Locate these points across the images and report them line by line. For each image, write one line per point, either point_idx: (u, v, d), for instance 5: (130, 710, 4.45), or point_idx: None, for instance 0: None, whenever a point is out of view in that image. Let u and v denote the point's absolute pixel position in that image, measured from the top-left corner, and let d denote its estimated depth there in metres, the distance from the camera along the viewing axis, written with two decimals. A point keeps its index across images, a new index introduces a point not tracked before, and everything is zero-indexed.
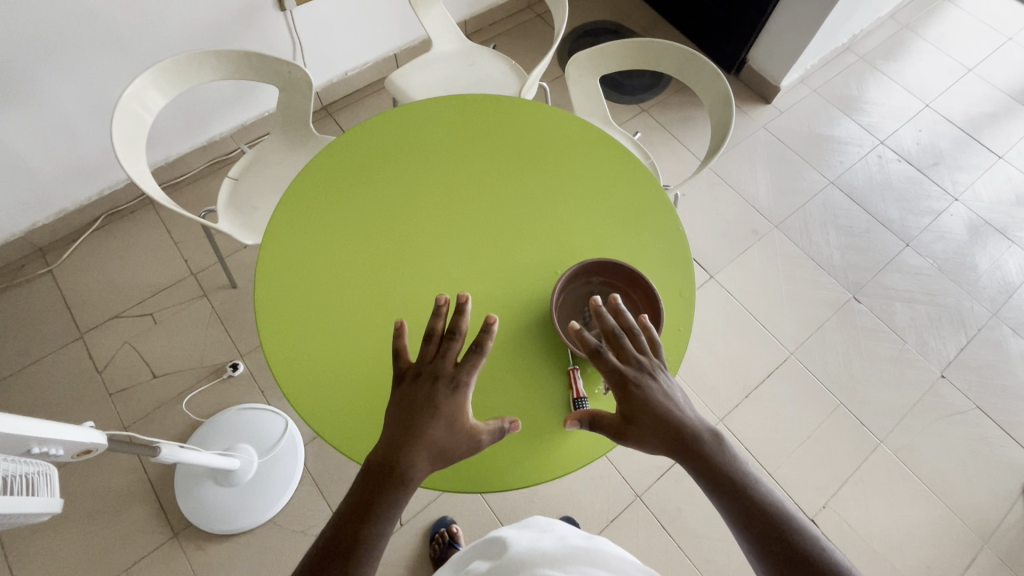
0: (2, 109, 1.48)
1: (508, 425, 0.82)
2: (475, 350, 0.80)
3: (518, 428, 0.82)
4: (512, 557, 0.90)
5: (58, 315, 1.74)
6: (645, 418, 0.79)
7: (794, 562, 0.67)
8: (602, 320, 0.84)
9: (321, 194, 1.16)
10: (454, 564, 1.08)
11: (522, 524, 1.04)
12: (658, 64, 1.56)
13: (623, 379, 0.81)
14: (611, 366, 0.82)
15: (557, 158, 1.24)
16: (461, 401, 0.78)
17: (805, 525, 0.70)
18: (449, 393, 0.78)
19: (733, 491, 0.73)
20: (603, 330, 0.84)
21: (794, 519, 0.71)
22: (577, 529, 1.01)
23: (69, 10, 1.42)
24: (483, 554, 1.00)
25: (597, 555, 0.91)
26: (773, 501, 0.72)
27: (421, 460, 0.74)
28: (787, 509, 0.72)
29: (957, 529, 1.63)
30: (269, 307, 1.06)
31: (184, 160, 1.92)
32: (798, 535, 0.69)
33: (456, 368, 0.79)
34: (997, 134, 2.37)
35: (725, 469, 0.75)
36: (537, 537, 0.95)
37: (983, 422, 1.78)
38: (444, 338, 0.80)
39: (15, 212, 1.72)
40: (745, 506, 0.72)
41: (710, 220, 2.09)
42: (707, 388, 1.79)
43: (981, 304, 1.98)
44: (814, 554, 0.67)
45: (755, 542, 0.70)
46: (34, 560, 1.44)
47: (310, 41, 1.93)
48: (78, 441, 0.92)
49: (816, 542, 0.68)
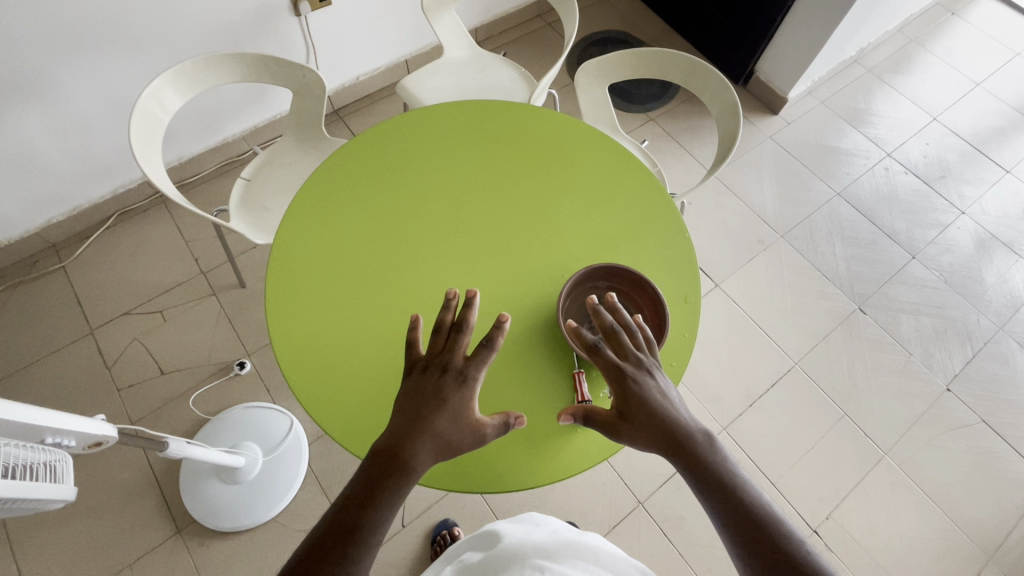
0: (25, 106, 1.52)
1: (513, 420, 0.82)
2: (484, 343, 0.81)
3: (523, 423, 0.82)
4: (503, 548, 0.91)
5: (68, 310, 1.77)
6: (641, 415, 0.79)
7: (781, 565, 0.67)
8: (601, 317, 0.86)
9: (334, 191, 1.18)
10: (448, 556, 1.09)
11: (517, 519, 1.05)
12: (666, 74, 1.57)
13: (620, 376, 0.82)
14: (609, 363, 0.83)
15: (566, 164, 1.25)
16: (468, 395, 0.78)
17: (793, 529, 0.70)
18: (456, 386, 0.78)
19: (723, 493, 0.74)
20: (601, 327, 0.86)
21: (781, 522, 0.72)
22: (572, 527, 1.02)
23: (88, 10, 1.45)
24: (476, 546, 1.01)
25: (588, 549, 0.91)
26: (761, 503, 0.73)
27: (424, 451, 0.75)
28: (775, 512, 0.72)
29: (961, 543, 1.62)
30: (279, 302, 1.08)
31: (197, 160, 1.95)
32: (785, 539, 0.70)
33: (465, 361, 0.80)
34: (1004, 148, 2.37)
35: (716, 471, 0.76)
36: (530, 531, 0.96)
37: (988, 436, 1.77)
38: (453, 331, 0.82)
39: (32, 208, 1.75)
40: (735, 508, 0.72)
41: (716, 229, 2.10)
42: (711, 397, 1.79)
43: (987, 318, 1.98)
44: (800, 558, 0.68)
45: (743, 545, 0.70)
46: (39, 553, 1.45)
47: (324, 45, 1.96)
48: (90, 432, 0.94)
49: (803, 547, 0.69)
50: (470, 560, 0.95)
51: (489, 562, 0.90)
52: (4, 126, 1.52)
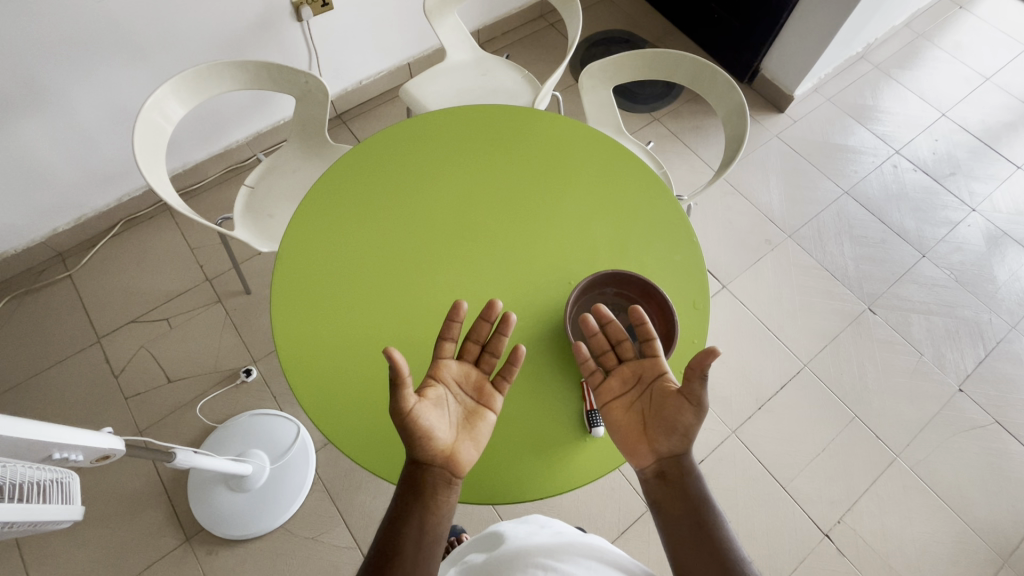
0: (26, 114, 1.51)
1: (395, 366, 0.76)
2: (475, 337, 0.92)
3: (395, 360, 0.75)
4: (508, 549, 0.89)
5: (76, 319, 1.77)
6: (680, 414, 0.83)
7: (730, 568, 0.73)
8: (647, 325, 0.91)
9: (341, 196, 1.18)
10: (453, 558, 1.08)
11: (521, 519, 1.04)
12: (672, 74, 1.55)
13: (659, 376, 0.88)
14: (657, 361, 0.90)
15: (573, 171, 1.24)
16: (430, 380, 0.87)
17: (737, 545, 0.76)
18: (440, 384, 0.87)
19: (689, 509, 0.79)
20: (644, 335, 0.91)
21: (730, 537, 0.77)
22: (576, 530, 1.00)
23: (90, 19, 1.44)
24: (480, 547, 1.00)
25: (594, 548, 0.88)
26: (718, 520, 0.78)
27: (419, 461, 0.80)
28: (727, 528, 0.78)
29: (977, 547, 1.60)
30: (286, 307, 1.07)
31: (201, 167, 1.95)
32: (731, 551, 0.75)
33: (460, 362, 0.92)
34: (1015, 144, 2.34)
35: (693, 502, 0.80)
36: (533, 533, 0.94)
37: (1001, 437, 1.75)
38: (481, 357, 0.92)
39: (37, 217, 1.76)
40: (692, 518, 0.78)
41: (723, 229, 2.08)
42: (720, 400, 1.77)
43: (1000, 317, 1.95)
44: (739, 565, 0.74)
45: (698, 556, 0.75)
46: (49, 562, 1.45)
47: (326, 50, 1.95)
48: (97, 445, 0.93)
49: (745, 563, 0.74)
50: (474, 562, 0.94)
51: (492, 564, 0.88)
52: (7, 135, 1.52)
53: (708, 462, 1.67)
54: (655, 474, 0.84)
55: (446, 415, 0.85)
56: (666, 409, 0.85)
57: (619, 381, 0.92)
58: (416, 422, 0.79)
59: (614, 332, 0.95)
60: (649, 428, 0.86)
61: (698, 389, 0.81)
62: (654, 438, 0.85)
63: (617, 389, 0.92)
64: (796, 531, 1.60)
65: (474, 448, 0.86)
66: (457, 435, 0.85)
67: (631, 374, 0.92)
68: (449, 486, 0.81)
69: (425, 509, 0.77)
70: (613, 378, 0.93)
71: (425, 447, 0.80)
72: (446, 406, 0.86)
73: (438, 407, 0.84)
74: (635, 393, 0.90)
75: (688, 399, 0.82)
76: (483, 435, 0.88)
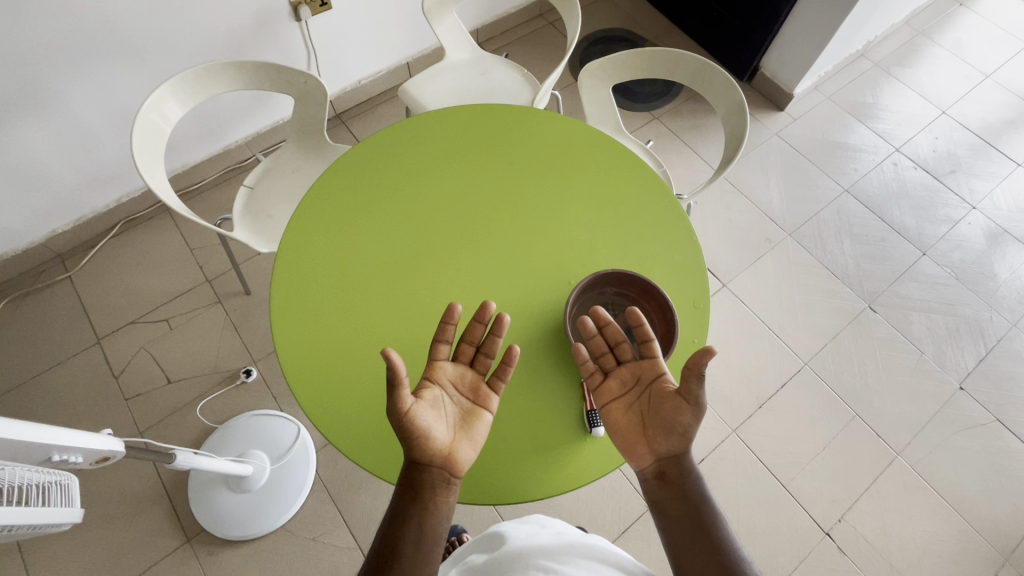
0: (24, 116, 1.51)
1: (393, 366, 0.76)
2: (468, 339, 0.91)
3: (392, 360, 0.75)
4: (510, 549, 0.89)
5: (76, 320, 1.77)
6: (679, 415, 0.83)
7: (730, 568, 0.73)
8: (644, 326, 0.90)
9: (338, 198, 1.17)
10: (454, 559, 1.07)
11: (521, 519, 1.04)
12: (671, 74, 1.55)
13: (658, 377, 0.88)
14: (656, 362, 0.90)
15: (571, 170, 1.24)
16: (427, 381, 0.87)
17: (738, 546, 0.76)
18: (436, 385, 0.87)
19: (689, 509, 0.79)
20: (641, 336, 0.91)
21: (731, 538, 0.77)
22: (577, 530, 1.00)
23: (88, 20, 1.44)
24: (482, 547, 1.00)
25: (595, 549, 0.88)
26: (718, 521, 0.78)
27: (416, 461, 0.80)
28: (727, 530, 0.77)
29: (978, 546, 1.60)
30: (286, 309, 1.07)
31: (200, 168, 1.95)
32: (731, 552, 0.75)
33: (455, 363, 0.91)
34: (1015, 141, 2.33)
35: (693, 502, 0.79)
36: (534, 533, 0.94)
37: (1003, 435, 1.75)
38: (475, 359, 0.92)
39: (36, 219, 1.75)
40: (692, 519, 0.78)
41: (723, 227, 2.08)
42: (720, 398, 1.77)
43: (1001, 314, 1.95)
44: (740, 566, 0.74)
45: (699, 558, 0.75)
46: (49, 563, 1.45)
47: (324, 50, 1.95)
48: (97, 447, 0.92)
49: (746, 564, 0.74)
50: (475, 562, 0.94)
51: (493, 565, 0.88)
52: (5, 136, 1.51)
53: (708, 461, 1.67)
54: (654, 475, 0.84)
55: (443, 416, 0.85)
56: (665, 409, 0.84)
57: (618, 382, 0.92)
58: (413, 424, 0.79)
59: (613, 333, 0.94)
60: (648, 428, 0.86)
61: (696, 389, 0.81)
62: (653, 439, 0.85)
63: (616, 390, 0.91)
64: (796, 529, 1.60)
65: (472, 448, 0.85)
66: (454, 436, 0.85)
67: (630, 375, 0.92)
68: (448, 486, 0.81)
69: (424, 509, 0.77)
70: (612, 379, 0.92)
71: (423, 448, 0.80)
72: (442, 407, 0.86)
73: (435, 409, 0.84)
74: (633, 394, 0.90)
75: (685, 399, 0.82)
76: (481, 434, 0.87)
